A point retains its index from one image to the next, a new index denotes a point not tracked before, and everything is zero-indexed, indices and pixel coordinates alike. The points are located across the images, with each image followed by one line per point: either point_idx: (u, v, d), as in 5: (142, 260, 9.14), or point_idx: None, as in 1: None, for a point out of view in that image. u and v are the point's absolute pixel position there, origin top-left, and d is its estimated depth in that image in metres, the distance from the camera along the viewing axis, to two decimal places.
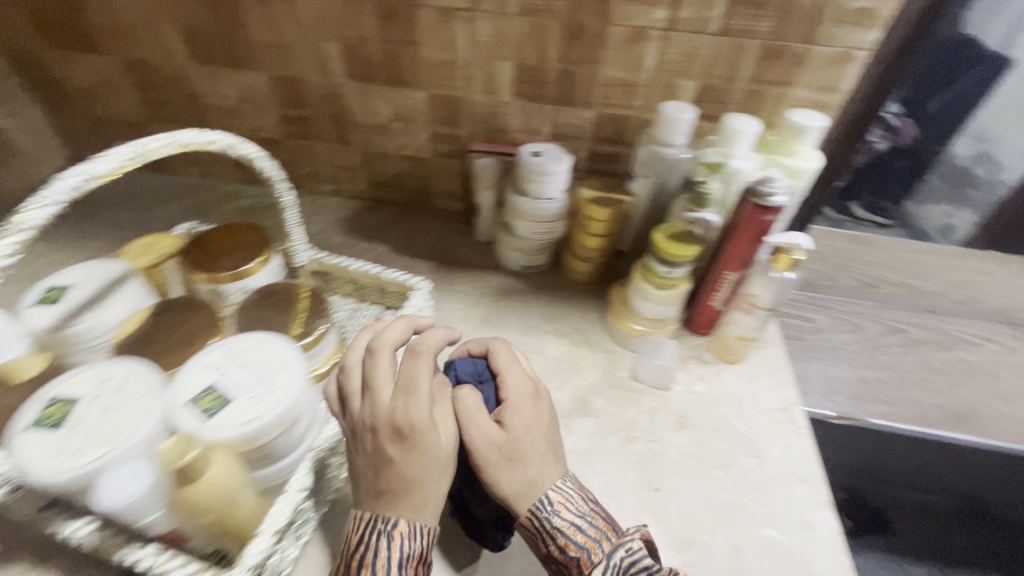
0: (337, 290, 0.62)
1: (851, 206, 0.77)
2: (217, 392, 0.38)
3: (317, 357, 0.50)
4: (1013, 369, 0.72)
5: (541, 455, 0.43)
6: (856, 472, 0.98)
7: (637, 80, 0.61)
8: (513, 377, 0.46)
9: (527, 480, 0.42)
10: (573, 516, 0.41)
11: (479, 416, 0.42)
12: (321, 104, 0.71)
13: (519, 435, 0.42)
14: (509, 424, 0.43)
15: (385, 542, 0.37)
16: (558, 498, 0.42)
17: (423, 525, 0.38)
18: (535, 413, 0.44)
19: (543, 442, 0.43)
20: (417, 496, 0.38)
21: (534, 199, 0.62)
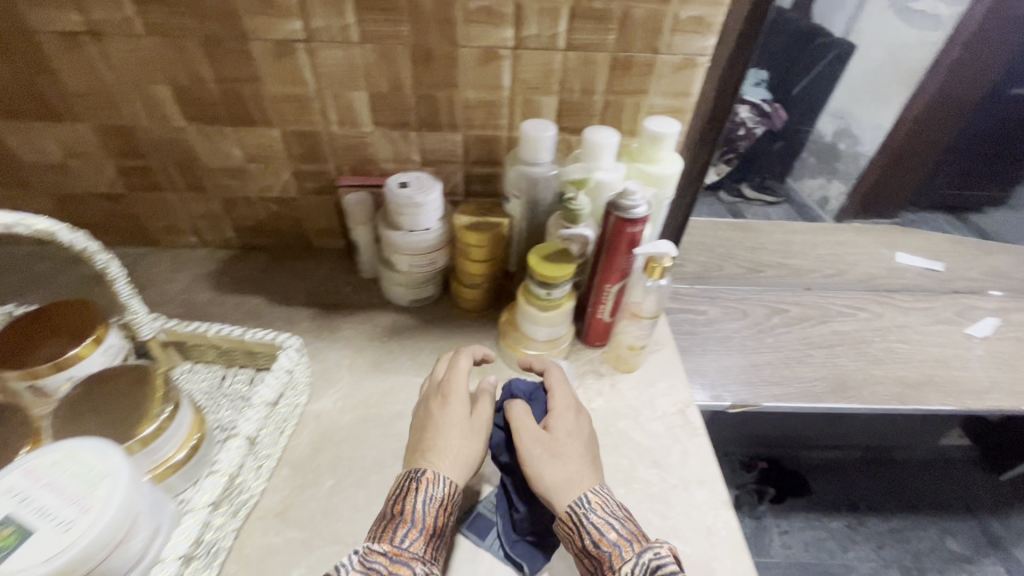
0: (200, 358, 0.56)
1: (741, 188, 0.81)
2: (13, 526, 0.32)
3: (168, 446, 0.43)
4: (880, 333, 0.78)
5: (579, 458, 0.47)
6: (763, 426, 1.11)
7: (497, 100, 0.60)
8: (561, 394, 0.52)
9: (568, 476, 0.45)
10: (608, 516, 0.42)
11: (525, 418, 0.49)
12: (162, 151, 0.64)
13: (562, 437, 0.48)
14: (556, 429, 0.48)
15: (415, 490, 0.42)
16: (595, 499, 0.43)
17: (450, 478, 0.44)
18: (574, 424, 0.49)
19: (582, 448, 0.48)
20: (450, 451, 0.46)
21: (408, 232, 0.59)
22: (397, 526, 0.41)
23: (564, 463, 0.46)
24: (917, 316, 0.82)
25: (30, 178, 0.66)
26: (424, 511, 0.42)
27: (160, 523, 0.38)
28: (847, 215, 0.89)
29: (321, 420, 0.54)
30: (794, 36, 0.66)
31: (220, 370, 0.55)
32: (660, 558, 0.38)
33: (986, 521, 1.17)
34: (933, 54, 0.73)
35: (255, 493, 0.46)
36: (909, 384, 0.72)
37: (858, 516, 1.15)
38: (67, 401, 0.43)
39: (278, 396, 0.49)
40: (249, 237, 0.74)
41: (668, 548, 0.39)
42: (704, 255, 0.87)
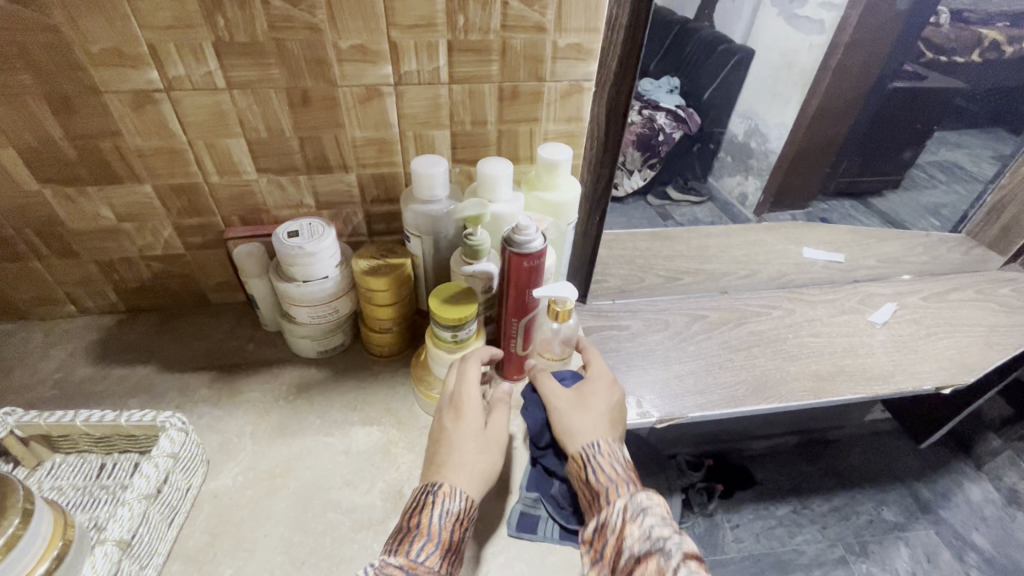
0: (70, 449, 0.50)
1: (663, 190, 1.00)
2: None
3: (22, 563, 0.37)
4: (793, 328, 0.81)
5: (600, 419, 0.50)
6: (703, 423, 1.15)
7: (387, 137, 0.57)
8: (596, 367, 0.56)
9: (581, 429, 0.49)
10: (614, 462, 0.46)
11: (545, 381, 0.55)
12: (16, 217, 0.57)
13: (586, 399, 0.52)
14: (585, 393, 0.53)
15: (430, 503, 0.41)
16: (604, 448, 0.47)
17: (465, 492, 0.42)
18: (600, 393, 0.53)
19: (605, 409, 0.51)
20: (471, 457, 0.44)
21: (303, 283, 0.55)
22: (412, 540, 0.39)
23: (583, 419, 0.50)
24: (825, 309, 0.86)
25: None
26: (439, 529, 0.40)
27: None
28: (765, 208, 1.10)
29: (218, 500, 0.49)
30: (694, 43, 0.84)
31: (98, 459, 0.50)
32: (654, 500, 0.43)
33: (914, 487, 1.21)
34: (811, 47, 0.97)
35: None
36: (822, 376, 0.75)
37: (801, 501, 1.19)
38: None
39: (160, 484, 0.44)
40: (137, 299, 0.68)
41: (657, 495, 0.43)
42: (625, 267, 0.90)
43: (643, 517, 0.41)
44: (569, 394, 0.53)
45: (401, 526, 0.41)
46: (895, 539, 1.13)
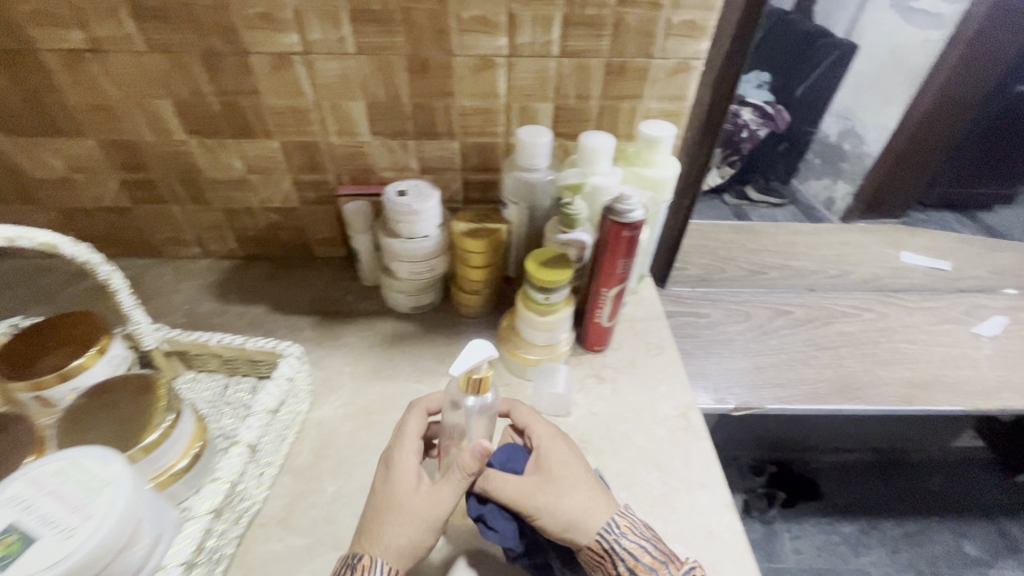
0: (201, 367, 0.56)
1: (747, 190, 0.82)
2: (17, 534, 0.32)
3: (170, 454, 0.43)
4: (887, 333, 0.78)
5: (586, 486, 0.43)
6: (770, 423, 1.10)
7: (494, 107, 0.60)
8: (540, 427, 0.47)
9: (579, 510, 0.41)
10: (640, 539, 0.40)
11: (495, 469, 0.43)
12: (164, 163, 0.65)
13: (556, 469, 0.44)
14: (547, 461, 0.44)
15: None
16: (624, 522, 0.41)
17: (388, 563, 0.39)
18: (565, 450, 0.46)
19: (583, 472, 0.44)
20: (402, 534, 0.39)
21: (407, 239, 0.59)
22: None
23: (573, 495, 0.42)
24: (923, 316, 0.81)
25: (36, 191, 0.67)
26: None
27: (162, 531, 0.38)
28: (853, 215, 0.92)
29: (322, 427, 0.54)
30: (799, 38, 0.65)
31: (223, 379, 0.56)
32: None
33: (1002, 523, 1.14)
34: (934, 52, 0.75)
35: (258, 499, 0.47)
36: (916, 384, 0.71)
37: (871, 521, 1.12)
38: (72, 410, 0.43)
39: (280, 403, 0.49)
40: (252, 247, 0.75)
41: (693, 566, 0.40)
42: (705, 257, 0.84)
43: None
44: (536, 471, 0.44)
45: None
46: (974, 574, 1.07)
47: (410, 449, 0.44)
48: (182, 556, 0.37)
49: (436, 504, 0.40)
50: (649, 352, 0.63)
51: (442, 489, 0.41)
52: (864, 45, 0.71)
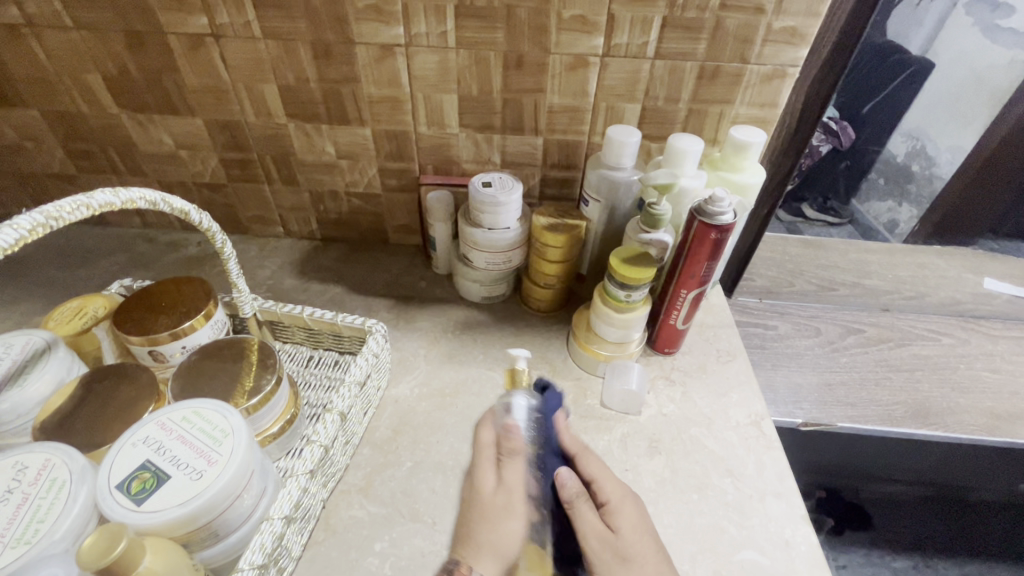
0: (289, 338, 0.60)
1: (801, 207, 0.82)
2: (151, 471, 0.35)
3: (267, 417, 0.46)
4: (964, 360, 0.77)
5: (655, 559, 0.42)
6: (817, 463, 1.00)
7: (583, 106, 0.61)
8: (610, 478, 0.45)
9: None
10: None
11: (586, 505, 0.42)
12: (261, 144, 0.68)
13: (630, 536, 0.42)
14: (620, 512, 0.43)
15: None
16: None
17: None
18: (635, 511, 0.44)
19: (653, 543, 0.43)
20: (492, 544, 0.40)
21: (488, 229, 0.61)
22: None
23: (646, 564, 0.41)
24: (1007, 345, 0.80)
25: (144, 164, 0.72)
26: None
27: (266, 485, 0.40)
28: (918, 238, 0.87)
29: (399, 404, 0.56)
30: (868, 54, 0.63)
31: (307, 351, 0.59)
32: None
33: None
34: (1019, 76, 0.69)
35: (340, 467, 0.49)
36: (1000, 415, 0.71)
37: (923, 557, 1.05)
38: (183, 367, 0.47)
39: (367, 377, 0.51)
40: (331, 229, 0.78)
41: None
42: (773, 269, 0.83)
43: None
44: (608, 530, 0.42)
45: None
46: None
47: (487, 457, 0.44)
48: (285, 509, 0.39)
49: (515, 517, 0.40)
50: (720, 358, 0.63)
51: (520, 495, 0.42)
52: (941, 64, 0.67)
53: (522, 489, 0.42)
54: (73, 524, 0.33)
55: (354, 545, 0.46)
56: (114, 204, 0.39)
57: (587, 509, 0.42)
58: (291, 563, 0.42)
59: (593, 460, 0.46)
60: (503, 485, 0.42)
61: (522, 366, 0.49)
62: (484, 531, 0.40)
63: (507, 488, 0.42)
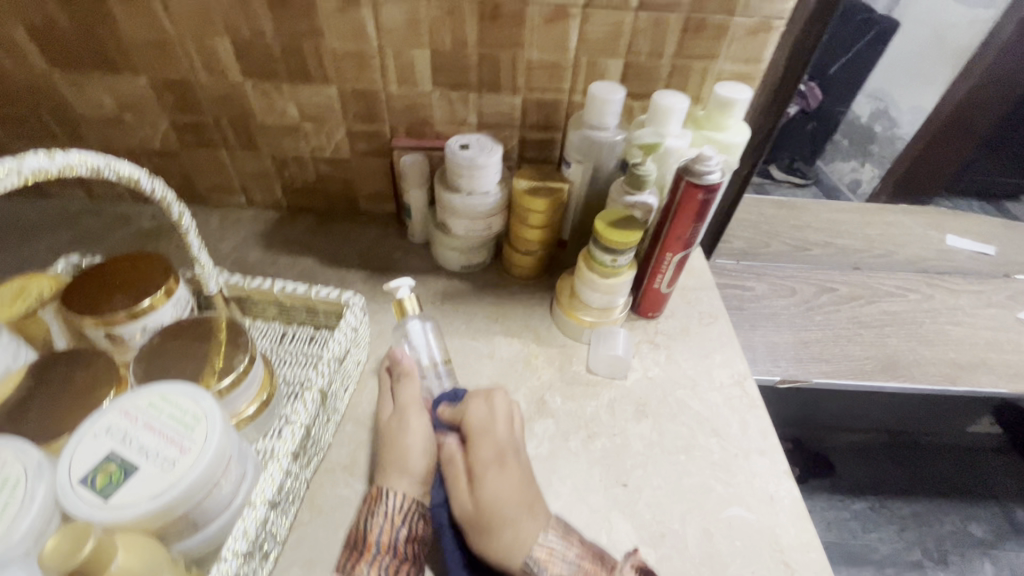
0: (260, 314, 0.56)
1: (770, 169, 0.78)
2: (117, 463, 0.32)
3: (243, 398, 0.43)
4: (929, 314, 0.80)
5: (521, 502, 0.42)
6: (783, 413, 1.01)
7: (563, 62, 0.58)
8: (488, 442, 0.46)
9: (508, 542, 0.40)
10: (564, 565, 0.39)
11: (460, 457, 0.46)
12: (216, 106, 0.63)
13: (487, 500, 0.42)
14: (484, 470, 0.44)
15: (368, 507, 0.42)
16: (545, 554, 0.40)
17: (397, 490, 0.43)
18: (504, 476, 0.44)
19: (517, 502, 0.42)
20: (398, 462, 0.45)
21: (468, 194, 0.58)
22: (370, 560, 0.40)
23: (508, 527, 0.41)
24: (968, 299, 0.84)
25: (86, 131, 0.66)
26: (383, 526, 0.41)
27: (246, 469, 0.38)
28: (880, 196, 0.86)
29: (381, 379, 0.55)
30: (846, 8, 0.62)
31: (280, 327, 0.56)
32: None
33: (1011, 508, 1.07)
34: (987, 32, 0.69)
35: (323, 446, 0.47)
36: (961, 366, 0.75)
37: (880, 498, 1.07)
38: (146, 349, 0.43)
39: (346, 353, 0.49)
40: (298, 198, 0.74)
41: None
42: (750, 231, 0.83)
43: None
44: (472, 475, 0.44)
45: (353, 543, 0.41)
46: (980, 554, 1.01)
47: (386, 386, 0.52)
48: (267, 493, 0.37)
49: (409, 429, 0.46)
50: (702, 321, 0.63)
51: (412, 408, 0.48)
52: (912, 21, 0.66)
53: (415, 404, 0.49)
54: (35, 521, 0.30)
55: (341, 524, 0.44)
56: (50, 169, 0.34)
57: (459, 460, 0.46)
58: (277, 547, 0.41)
59: (478, 435, 0.46)
60: (396, 408, 0.49)
61: (403, 295, 0.51)
62: (390, 452, 0.46)
63: (405, 415, 0.48)
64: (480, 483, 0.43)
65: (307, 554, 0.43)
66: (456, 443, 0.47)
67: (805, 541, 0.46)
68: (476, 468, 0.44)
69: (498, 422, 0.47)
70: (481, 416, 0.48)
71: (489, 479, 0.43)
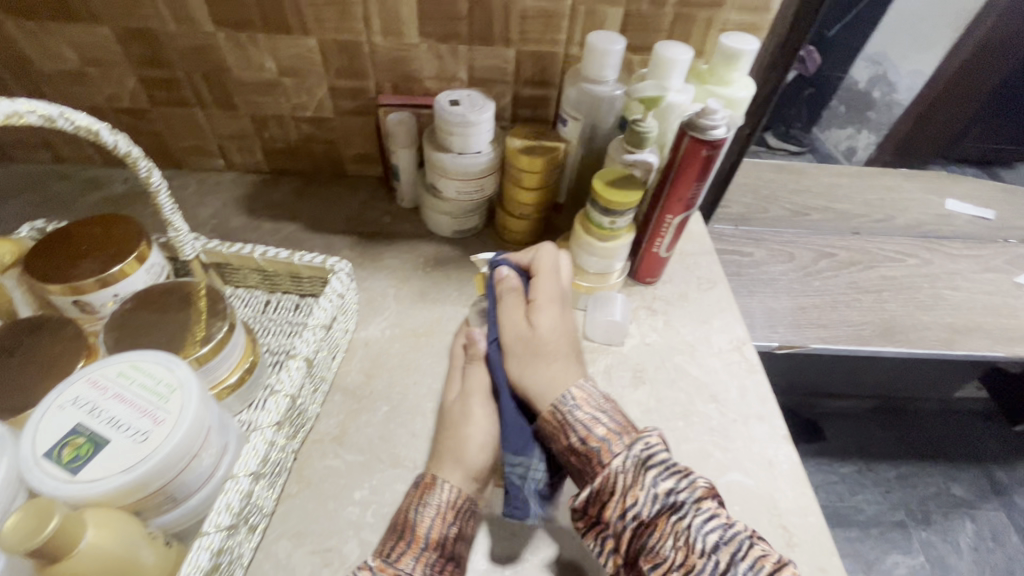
0: (242, 281, 0.54)
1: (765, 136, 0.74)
2: (85, 436, 0.30)
3: (223, 367, 0.41)
4: (927, 279, 0.79)
5: (565, 358, 0.44)
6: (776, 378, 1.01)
7: (559, 10, 0.54)
8: (551, 283, 0.48)
9: (550, 375, 0.43)
10: (594, 410, 0.40)
11: (517, 292, 0.48)
12: (187, 60, 0.58)
13: (546, 334, 0.45)
14: (544, 307, 0.46)
15: (420, 495, 0.39)
16: (579, 395, 0.41)
17: (452, 483, 0.40)
18: (557, 314, 0.47)
19: (567, 344, 0.45)
20: (455, 453, 0.42)
21: (458, 154, 0.55)
22: (416, 554, 0.36)
23: (552, 364, 0.43)
24: (966, 264, 0.83)
25: (47, 87, 0.61)
26: (433, 518, 0.38)
27: (227, 441, 0.36)
28: (879, 161, 0.82)
29: (370, 347, 0.53)
30: None
31: (263, 295, 0.54)
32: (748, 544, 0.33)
33: (990, 468, 1.09)
34: None
35: (310, 417, 0.46)
36: (957, 330, 0.74)
37: (867, 462, 1.08)
38: (116, 317, 0.41)
39: (333, 320, 0.46)
40: (279, 161, 0.70)
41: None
42: (749, 195, 0.81)
43: (648, 480, 0.35)
44: (525, 320, 0.46)
45: (396, 527, 0.38)
46: (961, 514, 1.04)
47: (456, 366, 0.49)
48: (250, 466, 0.35)
49: (471, 421, 0.43)
50: (701, 286, 0.61)
51: (480, 398, 0.45)
52: None
53: (483, 392, 0.45)
54: None
55: (331, 495, 0.43)
56: None
57: (515, 300, 0.47)
58: (263, 519, 0.39)
59: (544, 273, 0.48)
60: (462, 391, 0.46)
61: (476, 259, 0.52)
62: (449, 442, 0.43)
63: (469, 407, 0.45)
64: (530, 323, 0.46)
65: (296, 527, 0.41)
66: (517, 280, 0.49)
67: (804, 505, 0.45)
68: (534, 303, 0.46)
69: (557, 284, 0.49)
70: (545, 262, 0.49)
71: (535, 315, 0.46)
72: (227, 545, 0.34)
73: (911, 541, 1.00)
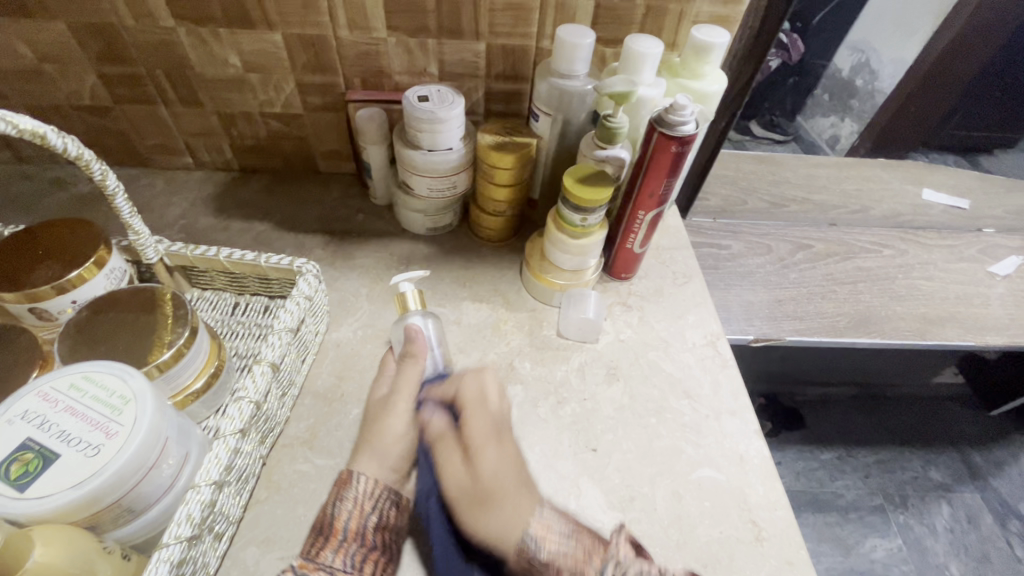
0: (210, 283, 0.53)
1: (750, 125, 0.72)
2: (35, 450, 0.30)
3: (187, 373, 0.40)
4: (902, 270, 0.80)
5: (517, 496, 0.41)
6: (757, 368, 1.01)
7: (529, 3, 0.53)
8: (479, 420, 0.45)
9: (505, 520, 0.39)
10: (560, 539, 0.39)
11: (450, 441, 0.42)
12: (148, 56, 0.57)
13: (490, 478, 0.41)
14: (481, 449, 0.43)
15: (339, 491, 0.40)
16: (541, 530, 0.39)
17: (369, 475, 0.41)
18: (499, 454, 0.44)
19: (514, 478, 0.43)
20: (373, 442, 0.43)
21: (429, 151, 0.54)
22: (336, 546, 0.37)
23: (505, 509, 0.39)
24: (941, 254, 0.84)
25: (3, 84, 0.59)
26: (351, 511, 0.39)
27: (189, 449, 0.35)
28: (859, 152, 0.82)
29: (341, 349, 0.52)
30: None
31: (231, 297, 0.53)
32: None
33: (967, 452, 1.12)
34: None
35: (280, 421, 0.45)
36: (930, 320, 0.75)
37: (848, 449, 1.09)
38: (73, 324, 0.40)
39: (300, 323, 0.46)
40: (249, 158, 0.68)
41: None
42: (728, 187, 0.81)
43: None
44: (465, 467, 0.41)
45: (319, 524, 0.38)
46: (938, 498, 1.06)
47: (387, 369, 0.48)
48: (212, 475, 0.35)
49: (391, 412, 0.44)
50: (676, 281, 0.61)
51: (403, 393, 0.45)
52: None
53: (410, 389, 0.45)
54: None
55: (300, 500, 0.43)
56: None
57: (451, 448, 0.42)
58: (230, 526, 0.39)
59: (472, 409, 0.45)
60: (393, 391, 0.46)
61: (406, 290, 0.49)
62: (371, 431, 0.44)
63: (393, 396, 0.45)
64: (471, 468, 0.41)
65: (263, 533, 0.41)
66: (444, 423, 0.44)
67: (773, 499, 0.46)
68: (472, 444, 0.43)
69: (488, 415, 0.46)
70: (471, 394, 0.46)
71: (477, 463, 0.42)
72: (191, 554, 0.33)
73: (889, 525, 1.01)
